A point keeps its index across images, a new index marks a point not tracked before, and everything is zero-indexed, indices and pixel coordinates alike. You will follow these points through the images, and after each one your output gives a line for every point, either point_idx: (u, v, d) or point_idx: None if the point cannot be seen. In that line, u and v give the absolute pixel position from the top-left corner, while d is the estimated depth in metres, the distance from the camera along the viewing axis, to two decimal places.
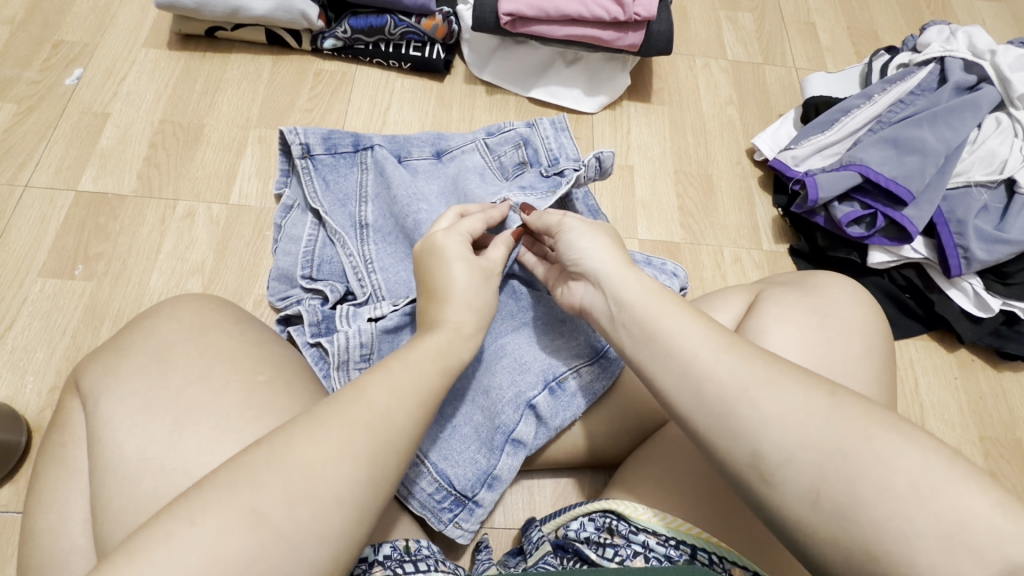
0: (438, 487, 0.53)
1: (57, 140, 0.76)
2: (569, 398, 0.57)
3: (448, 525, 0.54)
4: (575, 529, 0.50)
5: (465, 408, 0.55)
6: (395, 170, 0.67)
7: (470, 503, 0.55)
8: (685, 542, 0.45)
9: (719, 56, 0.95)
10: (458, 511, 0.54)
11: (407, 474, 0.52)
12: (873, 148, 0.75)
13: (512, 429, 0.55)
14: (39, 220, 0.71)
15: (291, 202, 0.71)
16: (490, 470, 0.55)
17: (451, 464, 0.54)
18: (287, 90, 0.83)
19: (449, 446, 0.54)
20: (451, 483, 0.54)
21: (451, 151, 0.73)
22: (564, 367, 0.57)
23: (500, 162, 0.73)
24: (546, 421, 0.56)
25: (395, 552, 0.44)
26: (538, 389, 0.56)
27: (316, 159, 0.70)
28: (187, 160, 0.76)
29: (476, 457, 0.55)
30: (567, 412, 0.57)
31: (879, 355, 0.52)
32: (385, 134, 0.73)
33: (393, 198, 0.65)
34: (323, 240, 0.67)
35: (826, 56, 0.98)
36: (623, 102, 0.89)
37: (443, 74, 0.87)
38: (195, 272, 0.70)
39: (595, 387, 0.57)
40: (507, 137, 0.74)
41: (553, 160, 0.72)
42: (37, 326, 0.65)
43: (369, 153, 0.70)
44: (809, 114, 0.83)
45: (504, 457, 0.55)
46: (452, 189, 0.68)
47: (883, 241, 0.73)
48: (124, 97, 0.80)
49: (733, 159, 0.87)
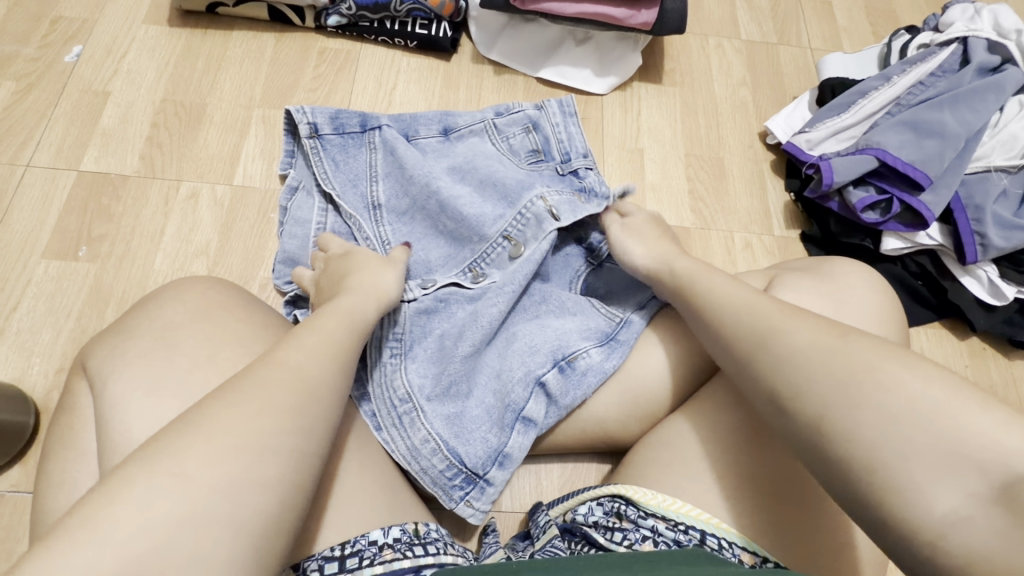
0: (449, 464, 0.53)
1: (58, 119, 0.74)
2: (581, 376, 0.56)
3: (453, 500, 0.54)
4: (583, 514, 0.51)
5: (477, 388, 0.56)
6: (406, 149, 0.68)
7: (478, 479, 0.54)
8: (695, 528, 0.46)
9: (733, 35, 0.93)
10: (470, 489, 0.54)
11: (418, 450, 0.52)
12: (892, 131, 0.73)
13: (522, 406, 0.55)
14: (41, 200, 0.70)
15: (295, 182, 0.70)
16: (500, 448, 0.55)
17: (462, 443, 0.54)
18: (290, 69, 0.81)
19: (455, 421, 0.54)
20: (458, 459, 0.53)
21: (459, 130, 0.73)
22: (574, 348, 0.57)
23: (510, 145, 0.73)
24: (556, 399, 0.56)
25: (405, 535, 0.44)
26: (547, 366, 0.56)
27: (325, 139, 0.69)
28: (189, 141, 0.75)
29: (487, 435, 0.54)
30: (577, 391, 0.56)
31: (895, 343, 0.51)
32: (391, 114, 0.73)
33: (408, 177, 0.67)
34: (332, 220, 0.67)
35: (842, 36, 0.95)
36: (634, 83, 0.87)
37: (449, 53, 0.85)
38: (199, 254, 0.69)
39: (606, 366, 0.57)
40: (515, 119, 0.74)
41: (565, 155, 0.73)
42: (42, 308, 0.65)
43: (377, 133, 0.70)
44: (825, 96, 0.81)
45: (514, 434, 0.55)
46: (462, 170, 0.69)
47: (898, 227, 0.72)
48: (124, 75, 0.78)
49: (746, 142, 0.85)
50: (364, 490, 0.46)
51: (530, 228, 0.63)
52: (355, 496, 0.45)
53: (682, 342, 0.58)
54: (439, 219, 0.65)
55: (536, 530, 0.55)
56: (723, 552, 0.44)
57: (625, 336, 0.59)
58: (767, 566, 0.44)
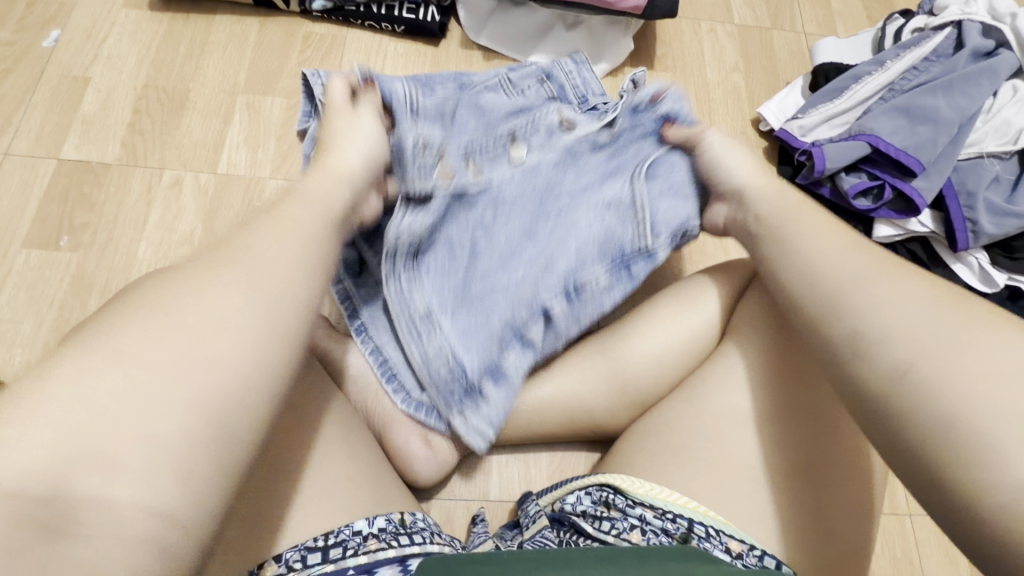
0: (450, 369, 0.55)
1: (37, 106, 0.73)
2: (586, 302, 0.59)
3: (448, 412, 0.55)
4: (572, 503, 0.51)
5: (488, 299, 0.57)
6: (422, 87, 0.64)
7: (476, 395, 0.55)
8: (683, 516, 0.46)
9: (726, 20, 0.92)
10: (466, 401, 0.55)
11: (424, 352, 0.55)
12: (884, 117, 0.72)
13: (524, 327, 0.57)
14: (21, 189, 0.68)
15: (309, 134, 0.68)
16: (498, 361, 0.56)
17: (464, 348, 0.55)
18: (275, 54, 0.79)
19: (470, 337, 0.56)
20: (462, 370, 0.55)
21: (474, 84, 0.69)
22: (586, 274, 0.59)
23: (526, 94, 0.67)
24: (556, 325, 0.59)
25: (390, 525, 0.44)
26: (556, 294, 0.58)
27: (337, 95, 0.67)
28: (172, 127, 0.73)
29: (488, 346, 0.56)
30: (583, 314, 0.60)
31: None
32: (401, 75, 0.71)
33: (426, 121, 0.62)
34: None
35: (837, 20, 0.94)
36: (625, 69, 0.86)
37: (438, 37, 0.83)
38: (183, 243, 0.68)
39: (608, 297, 0.60)
40: (529, 72, 0.69)
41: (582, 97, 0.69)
42: (24, 297, 0.64)
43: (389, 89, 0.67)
44: (818, 81, 0.80)
45: (512, 354, 0.57)
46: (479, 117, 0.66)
47: (890, 214, 0.71)
48: (104, 60, 0.76)
49: (738, 128, 0.84)
50: (347, 479, 0.45)
51: (540, 138, 0.63)
52: (338, 485, 0.44)
53: (677, 332, 0.58)
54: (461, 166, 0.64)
55: (525, 520, 0.55)
56: (711, 540, 0.45)
57: (641, 266, 0.60)
58: (755, 553, 0.44)
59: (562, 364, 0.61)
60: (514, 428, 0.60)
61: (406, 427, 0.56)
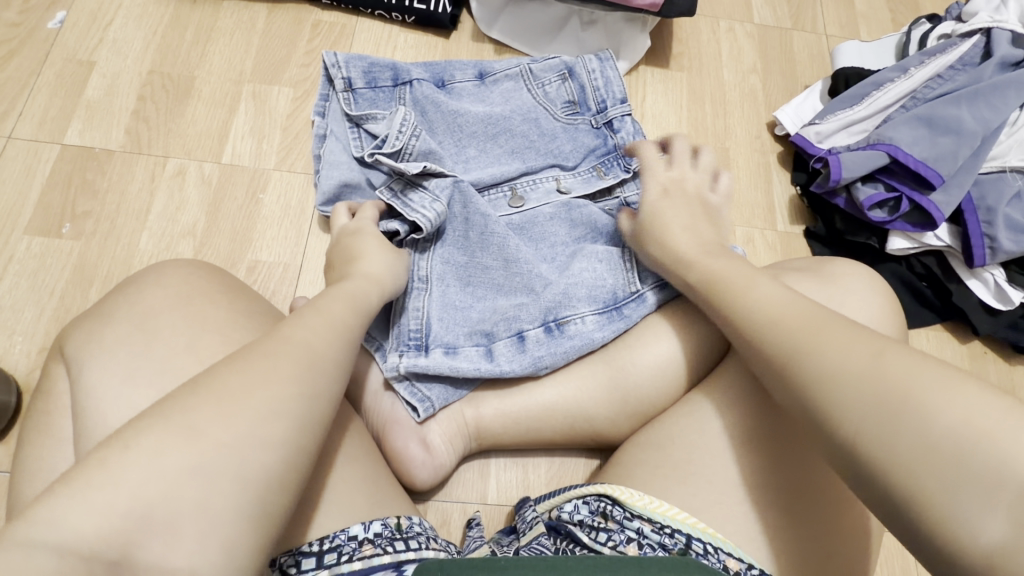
0: (428, 347, 0.59)
1: (40, 90, 0.72)
2: (565, 339, 0.60)
3: (395, 351, 0.58)
4: (569, 512, 0.50)
5: (475, 312, 0.62)
6: (445, 100, 0.72)
7: (423, 350, 0.58)
8: (681, 531, 0.45)
9: (745, 19, 0.90)
10: (432, 385, 0.58)
11: (412, 340, 0.58)
12: (905, 126, 0.70)
13: (497, 340, 0.60)
14: (23, 174, 0.68)
15: (324, 109, 0.72)
16: (466, 361, 0.58)
17: (443, 332, 0.60)
18: (283, 43, 0.78)
19: (446, 310, 0.61)
20: (427, 336, 0.59)
21: (494, 74, 0.77)
22: (568, 314, 0.61)
23: (547, 95, 0.76)
24: (532, 353, 0.59)
25: (386, 530, 0.43)
26: (535, 323, 0.61)
27: (358, 92, 0.72)
28: (177, 115, 0.72)
29: (464, 355, 0.59)
30: (558, 349, 0.60)
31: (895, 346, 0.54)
32: (420, 65, 0.75)
33: (451, 124, 0.72)
34: (370, 174, 0.68)
35: (859, 22, 0.92)
36: (640, 67, 0.84)
37: (449, 29, 0.82)
38: (186, 234, 0.67)
39: (594, 335, 0.60)
40: (551, 66, 0.78)
41: (601, 102, 0.76)
42: (25, 285, 0.63)
43: (408, 88, 0.73)
44: (838, 86, 0.77)
45: (477, 355, 0.59)
46: (497, 125, 0.73)
47: (905, 227, 0.69)
48: (109, 44, 0.75)
49: (753, 132, 0.83)
50: (344, 485, 0.45)
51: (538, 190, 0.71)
52: (337, 489, 0.44)
53: (683, 343, 0.58)
54: (488, 146, 0.72)
55: (523, 526, 0.55)
56: (707, 557, 0.44)
57: (629, 312, 0.61)
58: (752, 572, 0.44)
59: (566, 371, 0.60)
60: (513, 434, 0.60)
61: (405, 430, 0.56)
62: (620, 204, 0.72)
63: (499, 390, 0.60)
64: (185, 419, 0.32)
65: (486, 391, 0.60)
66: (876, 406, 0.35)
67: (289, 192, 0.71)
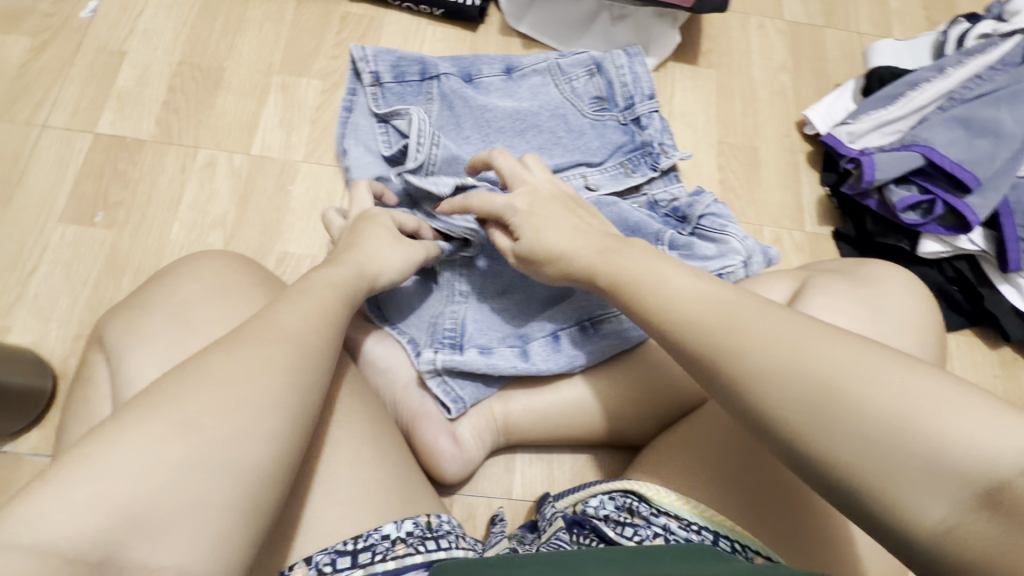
0: (462, 347, 0.60)
1: (73, 79, 0.72)
2: (599, 338, 0.60)
3: (430, 348, 0.59)
4: (595, 507, 0.51)
5: (507, 313, 0.63)
6: (473, 95, 0.72)
7: (458, 349, 0.59)
8: (709, 529, 0.46)
9: (776, 16, 0.89)
10: (466, 385, 0.59)
11: (446, 341, 0.59)
12: (941, 127, 0.69)
13: (531, 340, 0.61)
14: (57, 163, 0.68)
15: (351, 103, 0.72)
16: (499, 361, 0.59)
17: (476, 332, 0.61)
18: (312, 35, 0.78)
19: (481, 311, 0.63)
20: (461, 336, 0.60)
21: (522, 69, 0.77)
22: (601, 313, 0.61)
23: (575, 91, 0.76)
24: (565, 353, 0.60)
25: (417, 529, 0.44)
26: (569, 323, 0.61)
27: (386, 87, 0.72)
28: (207, 106, 0.73)
29: (498, 356, 0.60)
30: (592, 348, 0.60)
31: (930, 351, 0.54)
32: (448, 59, 0.75)
33: (479, 120, 0.71)
34: (400, 173, 0.69)
35: (893, 20, 0.91)
36: (669, 64, 0.84)
37: (477, 23, 0.81)
38: (216, 226, 0.68)
39: (628, 334, 0.60)
40: (579, 61, 0.77)
41: (629, 99, 0.76)
42: (59, 273, 0.64)
43: (435, 83, 0.73)
44: (871, 85, 0.77)
45: (511, 355, 0.60)
46: (525, 121, 0.73)
47: (938, 229, 0.68)
48: (141, 34, 0.75)
49: (782, 131, 0.82)
50: (376, 481, 0.45)
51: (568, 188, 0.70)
52: (370, 484, 0.45)
53: None
54: (516, 142, 0.72)
55: (542, 523, 0.55)
56: (735, 554, 0.44)
57: None
58: None
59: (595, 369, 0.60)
60: (541, 431, 0.60)
61: (436, 424, 0.57)
62: (648, 201, 0.72)
63: (529, 388, 0.60)
64: (194, 407, 0.32)
65: (515, 387, 0.60)
66: (815, 401, 0.34)
67: (318, 184, 0.71)
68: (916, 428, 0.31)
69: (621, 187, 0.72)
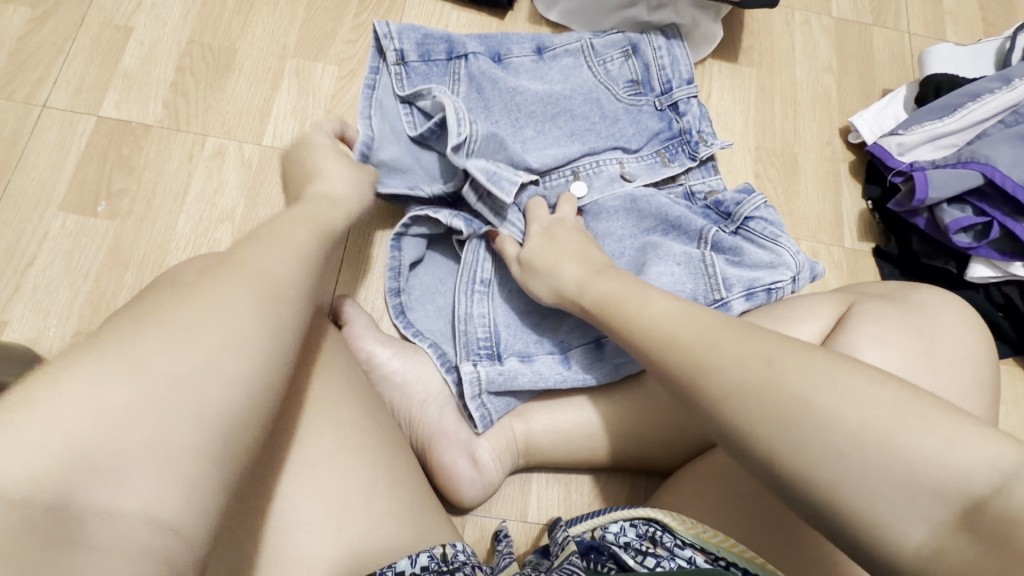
0: (496, 359, 0.57)
1: (76, 55, 0.68)
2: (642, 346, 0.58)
3: (468, 361, 0.56)
4: (615, 533, 0.49)
5: (539, 319, 0.60)
6: (503, 77, 0.67)
7: (496, 359, 0.57)
8: (737, 565, 0.43)
9: (823, 11, 0.83)
10: (501, 397, 0.57)
11: (483, 352, 0.57)
12: (1004, 145, 0.64)
13: (568, 347, 0.59)
14: (58, 147, 0.64)
15: (375, 82, 0.65)
16: (538, 370, 0.57)
17: (509, 339, 0.59)
18: (329, 15, 0.73)
19: (511, 315, 0.60)
20: (497, 344, 0.58)
21: (554, 49, 0.72)
22: None
23: (610, 75, 0.71)
24: (606, 360, 0.57)
25: (433, 562, 0.41)
26: (610, 330, 0.58)
27: (411, 66, 0.66)
28: (216, 90, 0.68)
29: (537, 365, 0.57)
30: (634, 356, 0.57)
31: (985, 389, 0.51)
32: (476, 37, 0.70)
33: (510, 102, 0.67)
34: (426, 157, 0.64)
35: (947, 21, 0.85)
36: (706, 60, 0.79)
37: (506, 9, 0.76)
38: (223, 220, 0.64)
39: None
40: (614, 42, 0.72)
41: (666, 84, 0.71)
42: (59, 265, 0.61)
43: (463, 63, 0.67)
44: (927, 94, 0.72)
45: (549, 364, 0.58)
46: (557, 105, 0.68)
47: (991, 254, 0.64)
48: (148, 9, 0.71)
49: (824, 138, 0.77)
50: (391, 513, 0.42)
51: (602, 176, 0.66)
52: (384, 517, 0.42)
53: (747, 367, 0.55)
54: (547, 128, 0.67)
55: (554, 548, 0.52)
56: None
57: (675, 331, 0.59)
58: None
59: (622, 390, 0.58)
60: (563, 453, 0.57)
61: (454, 446, 0.55)
62: (685, 192, 0.68)
63: (563, 399, 0.58)
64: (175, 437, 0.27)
65: (538, 403, 0.58)
66: None
67: None
68: (891, 448, 0.29)
69: (657, 176, 0.67)
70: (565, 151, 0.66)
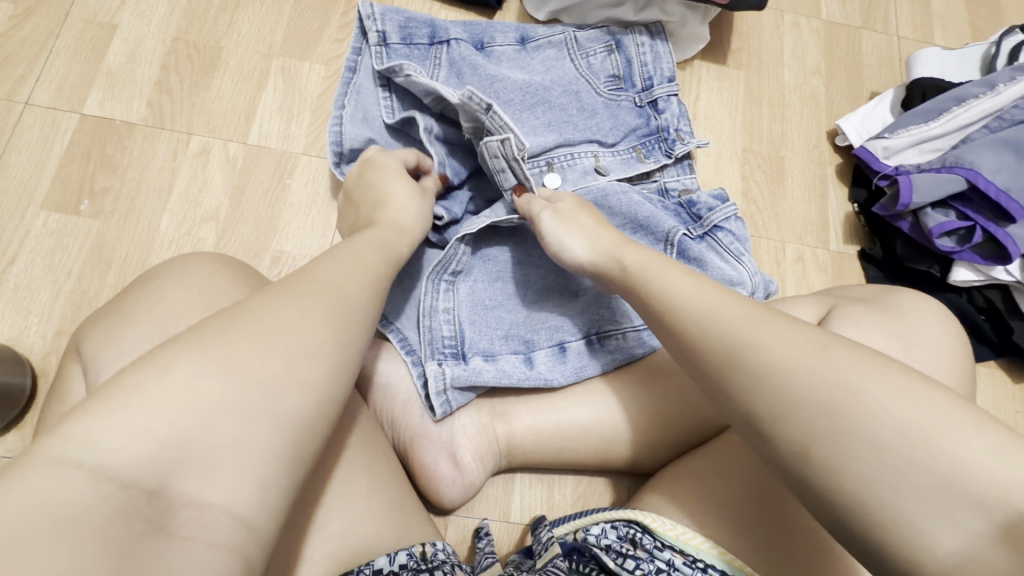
0: (461, 355, 0.57)
1: (59, 53, 0.67)
2: (604, 352, 0.59)
3: (432, 360, 0.56)
4: (595, 535, 0.48)
5: (507, 317, 0.60)
6: (483, 64, 0.67)
7: (460, 358, 0.57)
8: (714, 567, 0.44)
9: (812, 14, 0.83)
10: (462, 392, 0.56)
11: (446, 347, 0.57)
12: (988, 150, 0.64)
13: (535, 349, 0.59)
14: (40, 145, 0.64)
15: (355, 64, 0.66)
16: (502, 369, 0.57)
17: (475, 336, 0.58)
18: (316, 14, 0.73)
19: (476, 311, 0.59)
20: (462, 343, 0.57)
21: (537, 40, 0.72)
22: (611, 327, 0.60)
23: (592, 68, 0.71)
24: (570, 365, 0.59)
25: (411, 561, 0.41)
26: (576, 335, 0.60)
27: (392, 48, 0.66)
28: (202, 88, 0.68)
29: (501, 365, 0.57)
30: (598, 363, 0.59)
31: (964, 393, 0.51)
32: (459, 23, 0.70)
33: (487, 87, 0.66)
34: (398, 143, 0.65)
35: (935, 25, 0.85)
36: (694, 62, 0.79)
37: (494, 9, 0.76)
38: (208, 219, 0.64)
39: (633, 349, 0.59)
40: (598, 37, 0.72)
41: (647, 80, 0.71)
42: (40, 263, 0.60)
43: (445, 48, 0.67)
44: (914, 98, 0.72)
45: (513, 364, 0.58)
46: (536, 95, 0.67)
47: (974, 258, 0.64)
48: (133, 6, 0.70)
49: (811, 141, 0.77)
50: (370, 513, 0.42)
51: (576, 168, 0.66)
52: (363, 516, 0.42)
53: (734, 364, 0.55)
54: (524, 116, 0.66)
55: (537, 548, 0.51)
56: None
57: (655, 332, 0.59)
58: None
59: (604, 391, 0.58)
60: (545, 454, 0.58)
61: (436, 447, 0.55)
62: (659, 188, 0.69)
63: (533, 401, 0.58)
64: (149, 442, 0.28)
65: (518, 403, 0.58)
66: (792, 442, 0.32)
67: (317, 179, 0.67)
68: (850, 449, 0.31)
69: (629, 173, 0.68)
70: (541, 141, 0.65)
